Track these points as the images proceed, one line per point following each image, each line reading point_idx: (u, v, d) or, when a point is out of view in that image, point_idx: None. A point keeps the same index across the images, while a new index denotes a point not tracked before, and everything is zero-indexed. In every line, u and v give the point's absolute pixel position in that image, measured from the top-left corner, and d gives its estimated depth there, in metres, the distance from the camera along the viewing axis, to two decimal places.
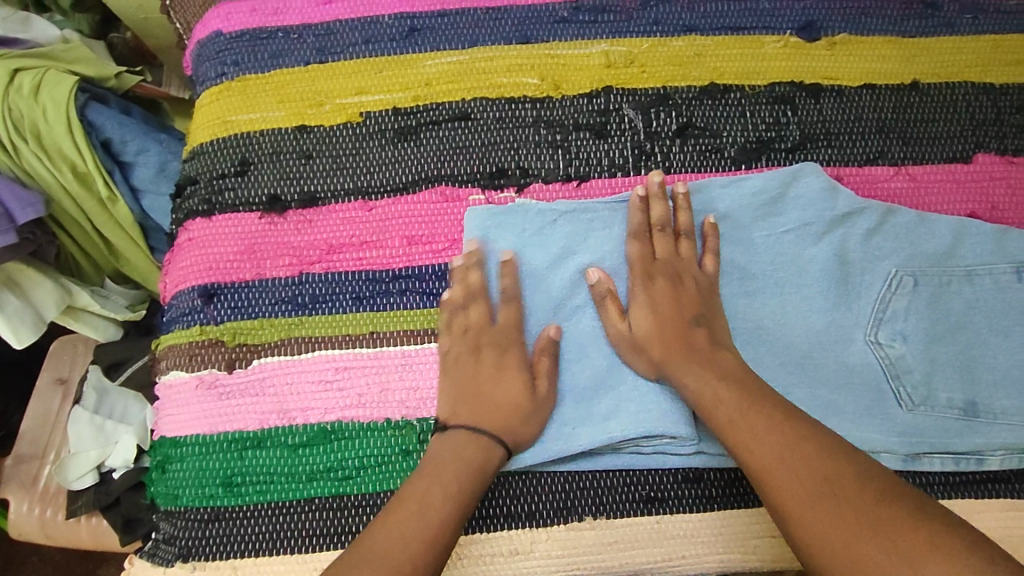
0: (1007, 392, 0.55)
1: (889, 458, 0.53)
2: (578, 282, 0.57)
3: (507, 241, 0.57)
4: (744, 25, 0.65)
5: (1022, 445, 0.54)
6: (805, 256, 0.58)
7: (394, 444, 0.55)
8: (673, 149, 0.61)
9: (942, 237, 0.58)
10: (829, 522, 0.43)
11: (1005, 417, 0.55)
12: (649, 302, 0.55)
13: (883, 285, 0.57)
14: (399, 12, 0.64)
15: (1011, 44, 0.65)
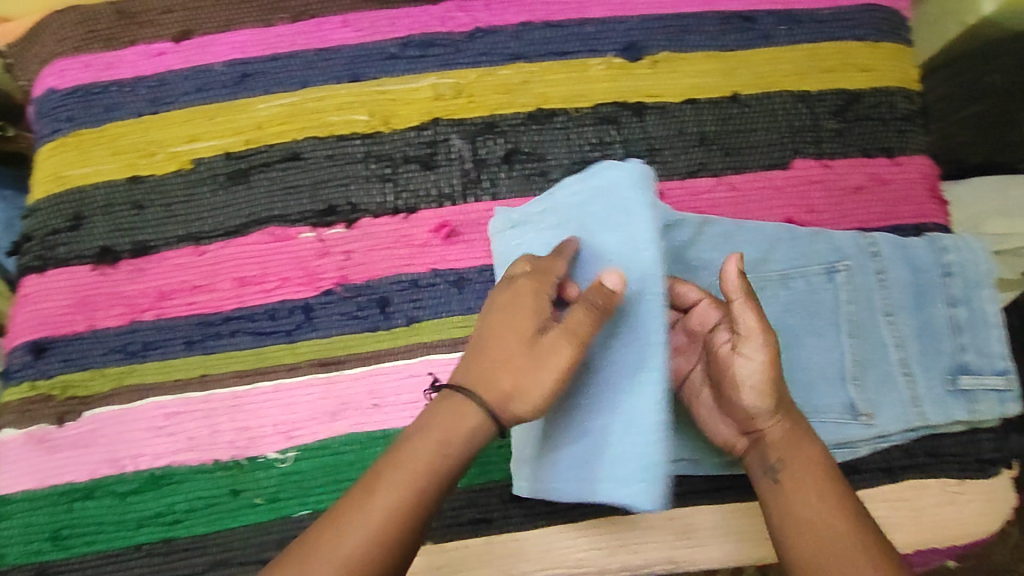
0: (819, 390, 0.58)
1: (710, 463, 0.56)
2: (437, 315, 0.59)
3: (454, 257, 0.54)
4: (569, 50, 0.67)
5: (831, 441, 0.58)
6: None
7: (221, 484, 0.56)
8: (500, 176, 0.63)
9: (755, 246, 0.61)
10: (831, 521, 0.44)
11: (816, 415, 0.58)
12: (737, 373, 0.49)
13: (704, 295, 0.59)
14: (231, 59, 0.65)
15: (826, 52, 0.68)
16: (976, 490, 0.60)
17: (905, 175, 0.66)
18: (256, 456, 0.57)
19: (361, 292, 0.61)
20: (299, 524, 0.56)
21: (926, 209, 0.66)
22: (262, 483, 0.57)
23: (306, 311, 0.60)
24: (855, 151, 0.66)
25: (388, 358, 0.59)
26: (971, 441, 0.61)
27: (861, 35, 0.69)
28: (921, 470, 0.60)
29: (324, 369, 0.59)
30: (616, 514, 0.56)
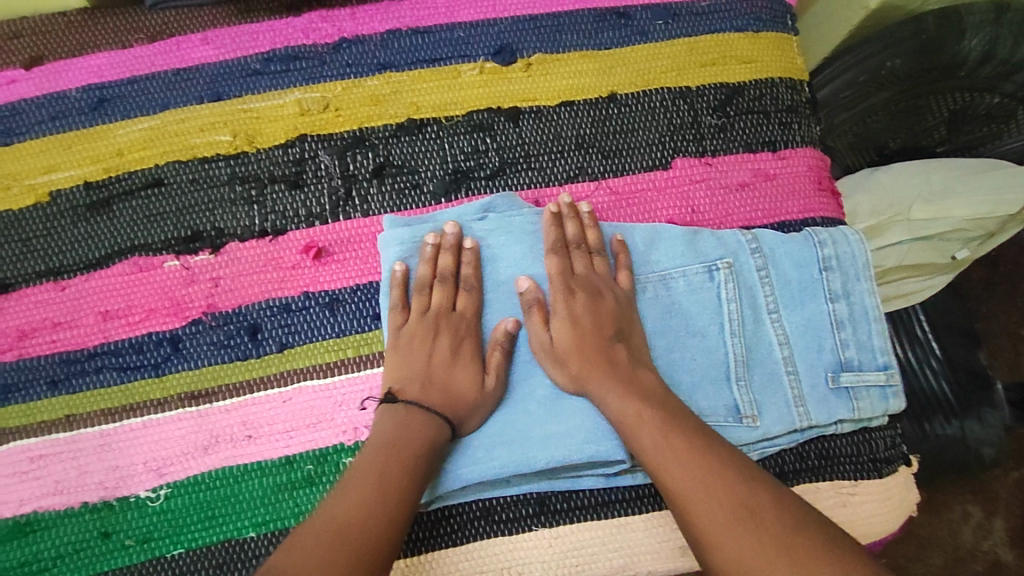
0: (704, 392, 0.57)
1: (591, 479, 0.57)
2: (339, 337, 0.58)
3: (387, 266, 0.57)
4: (439, 56, 0.65)
5: None
6: (502, 277, 0.58)
7: (90, 527, 0.54)
8: (370, 191, 0.62)
9: (633, 246, 0.60)
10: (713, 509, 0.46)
11: (700, 419, 0.56)
12: (572, 320, 0.56)
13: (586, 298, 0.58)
14: (87, 83, 0.63)
15: (704, 45, 0.66)
16: (871, 491, 0.59)
17: (791, 167, 0.65)
18: (126, 495, 0.55)
19: (231, 319, 0.59)
20: (172, 565, 0.54)
21: (812, 202, 0.65)
22: (133, 523, 0.55)
23: (173, 343, 0.58)
24: (738, 147, 0.65)
25: (260, 388, 0.58)
26: (865, 441, 0.60)
27: (741, 26, 0.67)
28: (815, 474, 0.59)
29: (195, 403, 0.57)
30: (499, 535, 0.56)
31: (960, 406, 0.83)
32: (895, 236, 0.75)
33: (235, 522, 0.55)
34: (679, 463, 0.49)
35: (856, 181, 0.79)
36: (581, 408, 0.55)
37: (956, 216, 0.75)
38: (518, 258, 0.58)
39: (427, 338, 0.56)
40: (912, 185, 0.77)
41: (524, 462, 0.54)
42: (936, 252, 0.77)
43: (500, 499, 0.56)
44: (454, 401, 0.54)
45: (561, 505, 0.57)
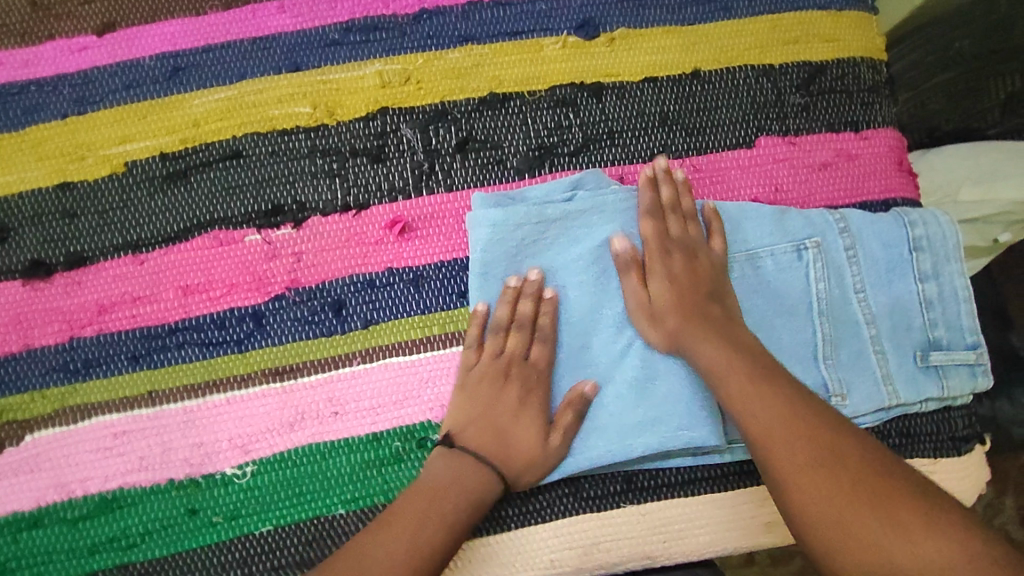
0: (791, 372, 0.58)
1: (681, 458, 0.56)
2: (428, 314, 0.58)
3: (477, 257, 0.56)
4: (521, 29, 0.64)
5: None
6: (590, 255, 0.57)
7: (177, 505, 0.53)
8: (454, 166, 0.60)
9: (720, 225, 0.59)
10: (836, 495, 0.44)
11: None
12: (687, 316, 0.53)
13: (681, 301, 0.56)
14: (161, 52, 0.61)
15: (788, 23, 0.65)
16: (949, 468, 0.60)
17: (873, 148, 0.64)
18: (212, 473, 0.54)
19: (314, 295, 0.58)
20: (262, 542, 0.53)
21: (893, 183, 0.64)
22: (221, 500, 0.53)
23: (256, 319, 0.57)
24: (821, 126, 0.64)
25: (345, 364, 0.57)
26: (944, 419, 0.60)
27: (824, 4, 0.66)
28: (895, 452, 0.59)
29: (279, 379, 0.56)
30: (588, 511, 0.55)
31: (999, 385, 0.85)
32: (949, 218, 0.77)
33: (325, 499, 0.54)
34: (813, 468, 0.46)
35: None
36: (673, 369, 0.54)
37: (1004, 198, 0.75)
38: (608, 237, 0.56)
39: (496, 387, 0.55)
40: (963, 165, 0.77)
41: (620, 450, 0.54)
42: (980, 235, 0.77)
43: (589, 475, 0.56)
44: (511, 457, 0.53)
45: (649, 482, 0.56)
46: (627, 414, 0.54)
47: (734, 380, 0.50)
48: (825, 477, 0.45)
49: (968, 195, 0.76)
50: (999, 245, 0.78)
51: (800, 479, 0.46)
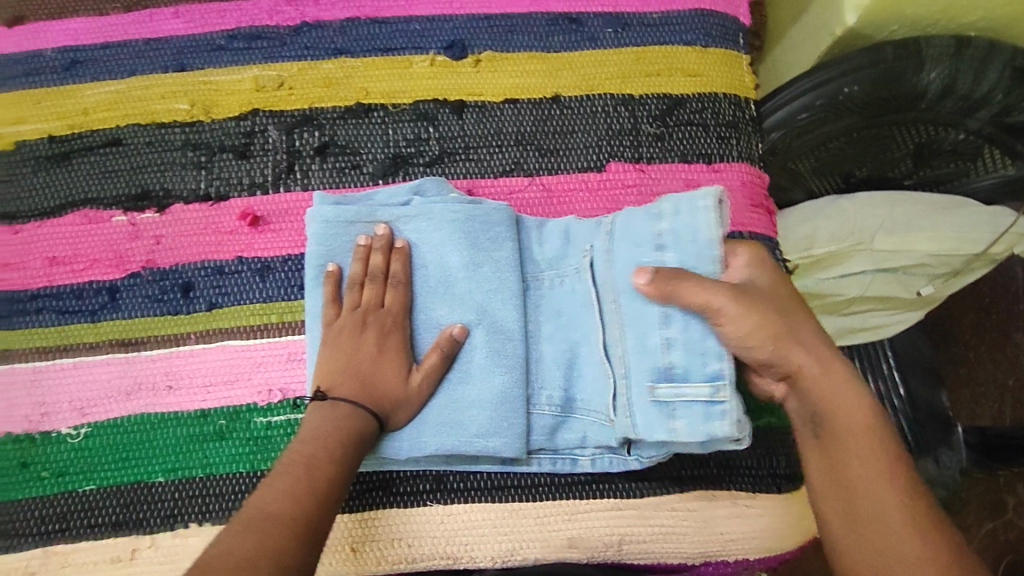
0: None
1: (488, 463, 0.58)
2: (267, 307, 0.61)
3: (322, 253, 0.60)
4: (394, 46, 0.68)
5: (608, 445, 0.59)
6: (422, 260, 0.60)
7: (11, 456, 0.58)
8: (313, 167, 0.65)
9: (554, 242, 0.62)
10: (890, 509, 0.48)
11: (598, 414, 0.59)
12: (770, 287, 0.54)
13: (482, 336, 0.58)
14: (63, 45, 0.68)
15: (652, 56, 0.68)
16: (767, 504, 0.61)
17: (726, 181, 0.66)
18: (48, 431, 0.58)
19: (166, 276, 0.62)
20: (82, 500, 0.57)
21: (742, 217, 0.66)
22: (51, 457, 0.58)
23: (111, 292, 0.62)
24: (674, 157, 0.66)
25: (185, 342, 0.61)
26: (765, 455, 0.62)
27: (690, 40, 0.69)
28: (711, 482, 0.61)
29: (123, 349, 0.60)
30: (394, 507, 0.58)
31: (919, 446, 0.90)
32: (861, 266, 0.83)
33: (147, 466, 0.58)
34: (882, 476, 0.50)
35: (824, 207, 0.85)
36: (486, 374, 0.57)
37: (920, 250, 0.82)
38: (437, 244, 0.60)
39: (356, 333, 0.56)
40: (878, 215, 0.83)
41: (415, 445, 0.56)
42: (903, 285, 0.84)
43: (401, 472, 0.59)
44: (379, 395, 0.55)
45: (457, 484, 0.59)
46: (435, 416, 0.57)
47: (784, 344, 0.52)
48: (884, 479, 0.49)
49: (884, 245, 0.82)
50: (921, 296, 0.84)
51: (861, 457, 0.50)
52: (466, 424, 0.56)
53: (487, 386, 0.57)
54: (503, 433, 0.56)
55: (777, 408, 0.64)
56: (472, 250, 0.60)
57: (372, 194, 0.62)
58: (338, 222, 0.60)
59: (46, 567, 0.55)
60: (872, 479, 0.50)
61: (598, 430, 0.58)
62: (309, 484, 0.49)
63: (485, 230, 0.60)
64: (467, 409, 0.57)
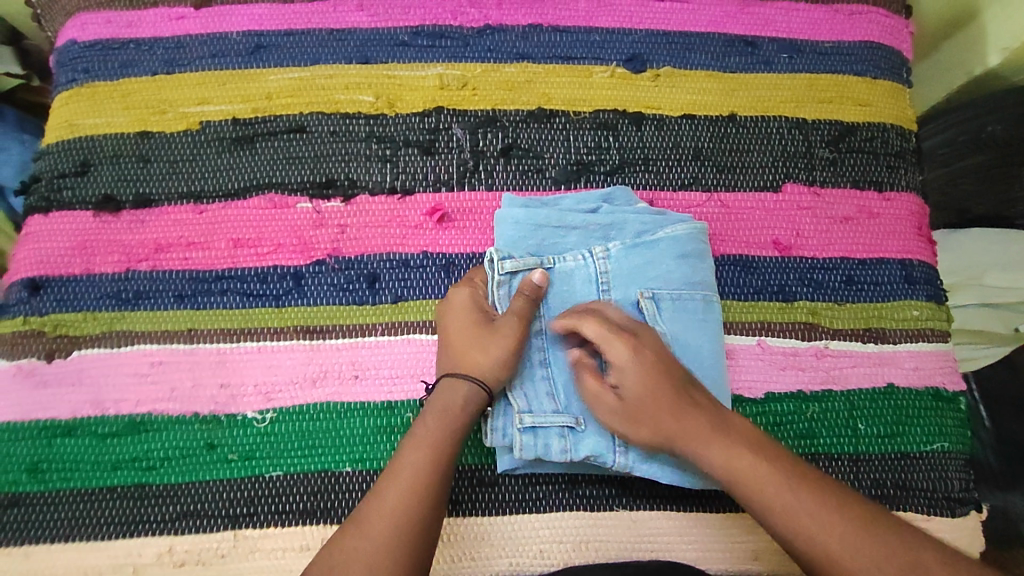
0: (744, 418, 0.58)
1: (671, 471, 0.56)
2: None
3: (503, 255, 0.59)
4: (574, 55, 0.69)
5: None
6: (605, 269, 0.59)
7: (198, 437, 0.57)
8: (496, 168, 0.65)
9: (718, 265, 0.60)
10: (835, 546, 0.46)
11: None
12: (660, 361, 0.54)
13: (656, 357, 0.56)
14: (248, 30, 0.68)
15: (824, 83, 0.70)
16: (940, 528, 0.60)
17: (896, 209, 0.68)
18: (234, 413, 0.58)
19: (352, 266, 0.62)
20: (269, 485, 0.56)
21: (911, 245, 0.67)
22: (237, 440, 0.57)
23: (296, 278, 0.61)
24: (846, 182, 0.68)
25: (371, 333, 0.60)
26: (940, 478, 0.62)
27: (860, 70, 0.71)
28: (889, 502, 0.60)
29: (308, 337, 0.60)
30: (580, 509, 0.58)
31: (1004, 475, 0.79)
32: (965, 299, 0.81)
33: (334, 456, 0.57)
34: (800, 510, 0.47)
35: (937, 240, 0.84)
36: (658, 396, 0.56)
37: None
38: (620, 256, 0.59)
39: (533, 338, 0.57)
40: (992, 251, 0.80)
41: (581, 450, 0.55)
42: (1002, 321, 0.80)
43: (585, 474, 0.59)
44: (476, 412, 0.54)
45: (643, 491, 0.59)
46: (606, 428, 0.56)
47: (709, 437, 0.51)
48: (800, 508, 0.47)
49: (995, 281, 0.79)
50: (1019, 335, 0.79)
51: (783, 504, 0.48)
52: (613, 438, 0.55)
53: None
54: (656, 458, 0.56)
55: (950, 432, 0.63)
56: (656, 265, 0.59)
57: (559, 199, 0.63)
58: (519, 226, 0.60)
59: (236, 551, 0.55)
60: (819, 521, 0.47)
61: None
62: (407, 502, 0.49)
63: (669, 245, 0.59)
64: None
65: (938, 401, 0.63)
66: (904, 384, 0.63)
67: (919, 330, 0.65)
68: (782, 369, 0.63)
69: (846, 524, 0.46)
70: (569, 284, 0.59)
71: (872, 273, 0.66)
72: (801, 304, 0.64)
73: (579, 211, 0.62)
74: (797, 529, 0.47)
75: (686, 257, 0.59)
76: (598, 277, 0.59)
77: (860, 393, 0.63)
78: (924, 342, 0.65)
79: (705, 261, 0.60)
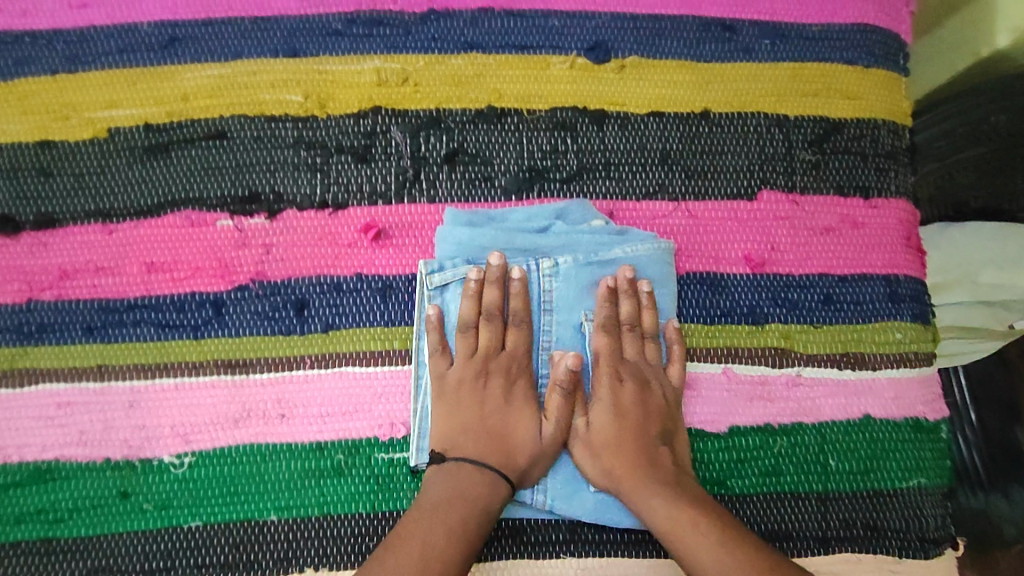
0: None
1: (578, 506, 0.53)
2: (388, 331, 0.56)
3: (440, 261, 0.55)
4: (530, 44, 0.61)
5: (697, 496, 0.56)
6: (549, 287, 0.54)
7: (110, 484, 0.52)
8: (440, 177, 0.59)
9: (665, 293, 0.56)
10: (702, 550, 0.47)
11: None
12: (613, 411, 0.53)
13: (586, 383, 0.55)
14: (160, 19, 0.60)
15: (810, 73, 0.62)
16: (911, 568, 0.56)
17: (883, 218, 0.61)
18: (149, 457, 0.53)
19: (278, 291, 0.56)
20: (187, 538, 0.51)
21: (898, 258, 0.61)
22: (153, 488, 0.52)
23: (216, 306, 0.55)
24: (829, 188, 0.61)
25: (300, 366, 0.55)
26: (914, 515, 0.57)
27: (852, 59, 0.63)
28: (857, 543, 0.56)
29: (230, 372, 0.54)
30: (524, 557, 0.53)
31: (987, 477, 0.81)
32: (957, 297, 0.74)
33: (258, 503, 0.52)
34: (692, 518, 0.49)
35: (929, 235, 0.76)
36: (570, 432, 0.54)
37: None
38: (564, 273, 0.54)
39: (478, 385, 0.53)
40: (984, 247, 0.74)
41: None
42: (997, 319, 0.75)
43: (531, 519, 0.53)
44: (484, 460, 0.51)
45: (594, 535, 0.54)
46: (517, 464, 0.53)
47: (642, 486, 0.51)
48: (686, 519, 0.49)
49: (990, 279, 0.73)
50: (1014, 331, 0.75)
51: (660, 515, 0.49)
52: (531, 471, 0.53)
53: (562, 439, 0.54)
54: (577, 494, 0.53)
55: (928, 466, 0.58)
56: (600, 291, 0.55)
57: (511, 213, 0.56)
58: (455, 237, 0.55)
59: None
60: (693, 541, 0.48)
61: None
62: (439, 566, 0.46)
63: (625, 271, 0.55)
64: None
65: (916, 431, 0.58)
66: (882, 414, 0.58)
67: (902, 354, 0.59)
68: (749, 400, 0.57)
69: (692, 532, 0.48)
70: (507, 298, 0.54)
71: (853, 291, 0.60)
72: (647, 356, 0.55)
73: (525, 233, 0.55)
74: (685, 540, 0.48)
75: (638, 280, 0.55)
76: (542, 295, 0.54)
77: (832, 423, 0.58)
78: (905, 367, 0.59)
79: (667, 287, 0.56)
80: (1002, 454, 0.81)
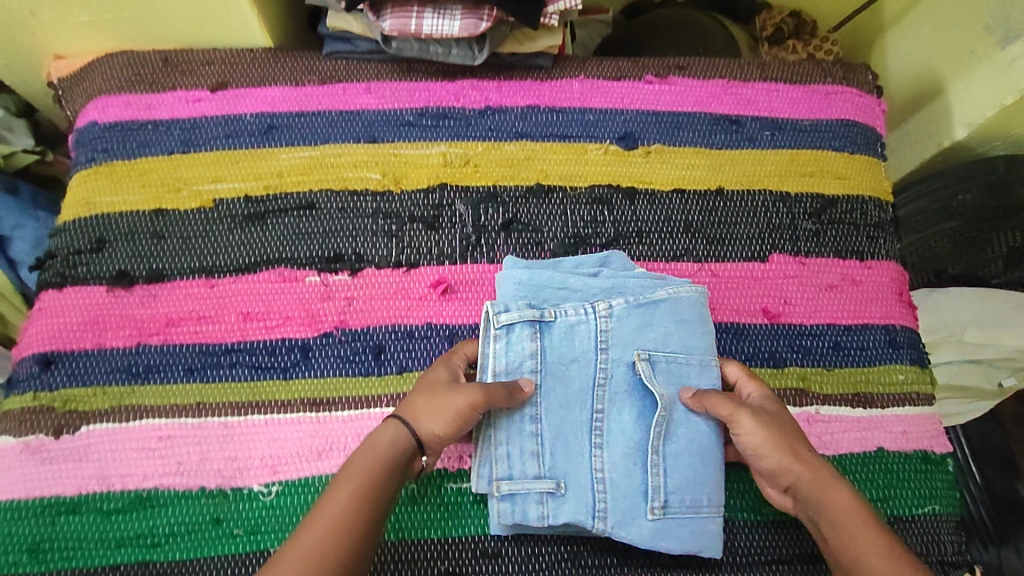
0: (698, 483, 0.59)
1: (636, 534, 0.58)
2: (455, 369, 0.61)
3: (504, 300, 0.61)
4: (571, 134, 0.73)
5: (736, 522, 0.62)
6: (604, 327, 0.60)
7: (204, 512, 0.57)
8: (498, 242, 0.68)
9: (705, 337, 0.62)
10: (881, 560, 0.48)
11: (691, 508, 0.58)
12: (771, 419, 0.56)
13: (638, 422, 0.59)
14: (261, 112, 0.71)
15: (806, 158, 0.74)
16: None
17: (878, 278, 0.71)
18: (240, 486, 0.58)
19: (358, 338, 0.64)
20: None
21: (893, 310, 0.70)
22: (243, 514, 0.58)
23: (304, 351, 0.63)
24: (829, 252, 0.71)
25: (377, 404, 0.62)
26: (933, 541, 0.63)
27: (839, 146, 0.75)
28: None
29: (315, 409, 0.61)
30: None
31: (997, 532, 0.86)
32: (944, 356, 0.84)
33: None
34: (867, 527, 0.50)
35: (919, 299, 0.86)
36: (628, 469, 0.58)
37: (1009, 345, 0.81)
38: (618, 314, 0.61)
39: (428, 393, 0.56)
40: (970, 309, 0.83)
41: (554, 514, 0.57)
42: (986, 377, 0.83)
43: (587, 544, 0.60)
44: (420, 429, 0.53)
45: (643, 560, 0.60)
46: (578, 499, 0.58)
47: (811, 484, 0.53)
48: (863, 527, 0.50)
49: (975, 338, 0.82)
50: (1004, 390, 0.83)
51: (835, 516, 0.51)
52: (590, 503, 0.58)
53: (621, 467, 0.58)
54: (634, 522, 0.58)
55: (940, 495, 0.64)
56: (649, 332, 0.61)
57: (563, 263, 0.65)
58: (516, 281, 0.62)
59: None
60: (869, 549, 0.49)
61: (708, 526, 0.59)
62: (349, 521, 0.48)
63: (674, 313, 0.61)
64: (597, 488, 0.58)
65: (927, 463, 0.65)
66: (893, 448, 0.65)
67: (904, 394, 0.67)
68: None
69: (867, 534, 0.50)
70: (568, 337, 0.60)
71: (857, 339, 0.68)
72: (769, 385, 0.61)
73: (582, 277, 0.63)
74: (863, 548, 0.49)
75: (683, 321, 0.61)
76: (598, 334, 0.60)
77: (851, 457, 0.64)
78: (909, 406, 0.67)
79: (705, 328, 0.62)
80: (1007, 507, 0.87)
